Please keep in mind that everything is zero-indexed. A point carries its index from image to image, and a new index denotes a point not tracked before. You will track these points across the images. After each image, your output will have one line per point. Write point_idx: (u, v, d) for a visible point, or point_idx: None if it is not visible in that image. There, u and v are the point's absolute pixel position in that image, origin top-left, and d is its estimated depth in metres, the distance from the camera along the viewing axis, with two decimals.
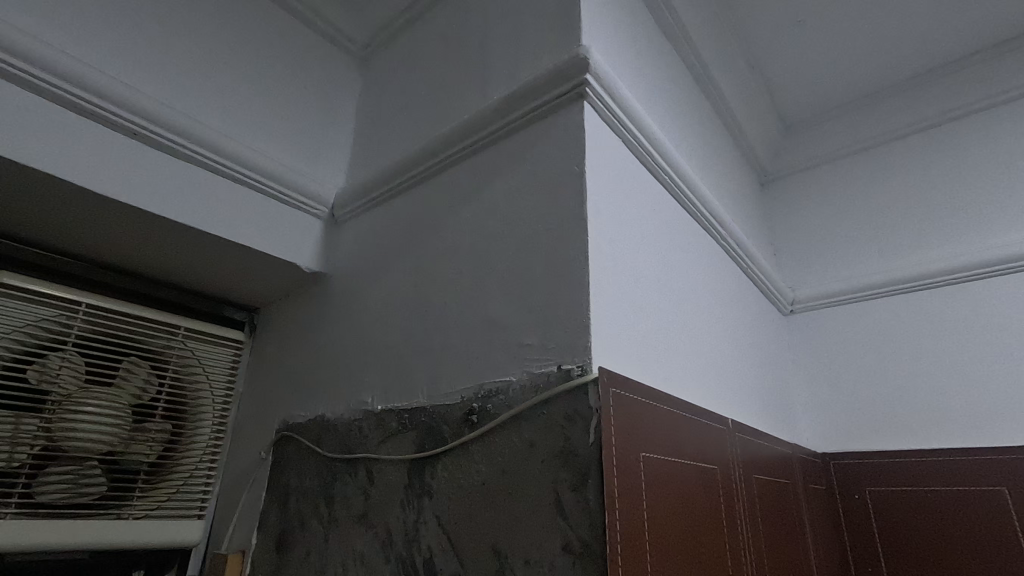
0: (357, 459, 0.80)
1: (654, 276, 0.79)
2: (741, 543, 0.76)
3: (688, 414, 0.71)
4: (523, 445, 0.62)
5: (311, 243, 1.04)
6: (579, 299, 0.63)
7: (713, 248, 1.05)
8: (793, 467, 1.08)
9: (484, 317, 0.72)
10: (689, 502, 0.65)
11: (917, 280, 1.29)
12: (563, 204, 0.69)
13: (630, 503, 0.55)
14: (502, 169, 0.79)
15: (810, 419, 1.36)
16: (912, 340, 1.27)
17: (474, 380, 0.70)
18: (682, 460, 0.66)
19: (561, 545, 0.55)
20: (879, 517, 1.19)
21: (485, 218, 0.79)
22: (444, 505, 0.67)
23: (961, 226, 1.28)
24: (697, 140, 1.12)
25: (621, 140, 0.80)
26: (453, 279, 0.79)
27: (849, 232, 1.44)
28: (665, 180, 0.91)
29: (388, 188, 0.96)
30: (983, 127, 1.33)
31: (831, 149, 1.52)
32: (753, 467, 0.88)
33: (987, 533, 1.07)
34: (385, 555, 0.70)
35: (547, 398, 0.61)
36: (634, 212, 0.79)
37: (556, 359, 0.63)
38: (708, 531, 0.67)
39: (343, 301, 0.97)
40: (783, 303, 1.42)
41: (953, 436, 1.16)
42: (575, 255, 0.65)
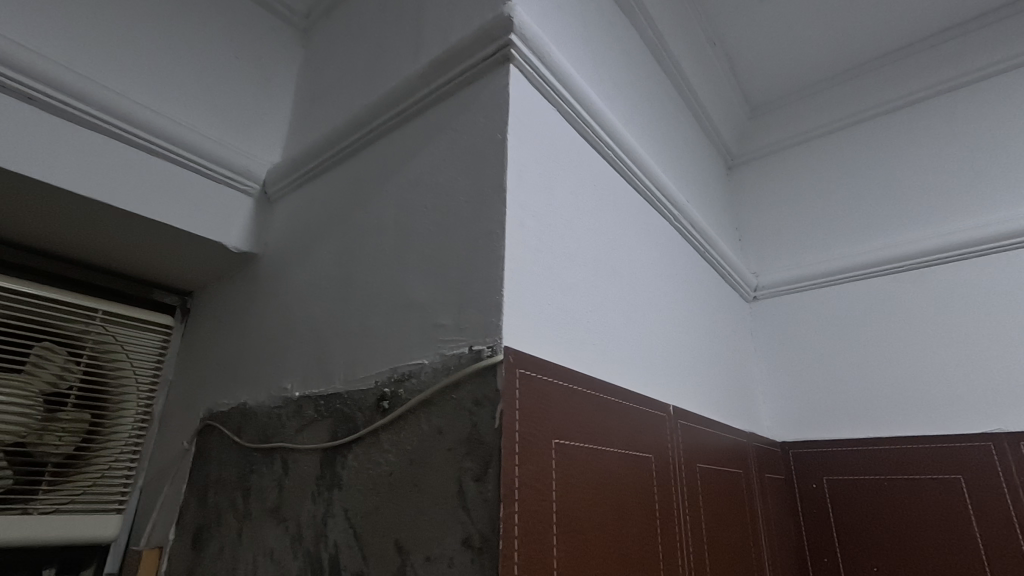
0: (273, 449, 0.75)
1: (592, 255, 0.75)
2: (677, 536, 0.72)
3: (618, 400, 0.66)
4: (431, 433, 0.57)
5: (241, 223, 0.98)
6: (494, 275, 0.58)
7: (666, 230, 1.01)
8: (748, 457, 1.05)
9: (403, 296, 0.67)
10: (612, 493, 0.61)
11: (880, 265, 1.26)
12: (484, 174, 0.64)
13: (536, 494, 0.50)
14: (428, 139, 0.74)
15: (771, 408, 1.33)
16: (873, 328, 1.25)
17: (389, 363, 0.65)
18: (607, 449, 0.62)
19: (461, 540, 0.50)
20: (836, 507, 1.17)
21: (409, 192, 0.73)
22: (353, 498, 0.62)
23: (926, 210, 1.26)
24: (653, 119, 1.08)
25: (556, 110, 0.76)
26: (376, 255, 0.74)
27: (814, 217, 1.41)
28: (610, 156, 0.86)
29: (319, 163, 0.90)
30: (946, 108, 1.31)
31: (798, 132, 1.49)
32: (698, 457, 0.84)
33: (942, 522, 1.05)
34: (294, 551, 0.66)
35: (456, 381, 0.56)
36: (570, 187, 0.74)
37: (468, 340, 0.58)
38: (635, 523, 0.63)
39: (272, 283, 0.92)
40: (746, 290, 1.39)
41: (912, 422, 1.14)
42: (492, 228, 0.61)
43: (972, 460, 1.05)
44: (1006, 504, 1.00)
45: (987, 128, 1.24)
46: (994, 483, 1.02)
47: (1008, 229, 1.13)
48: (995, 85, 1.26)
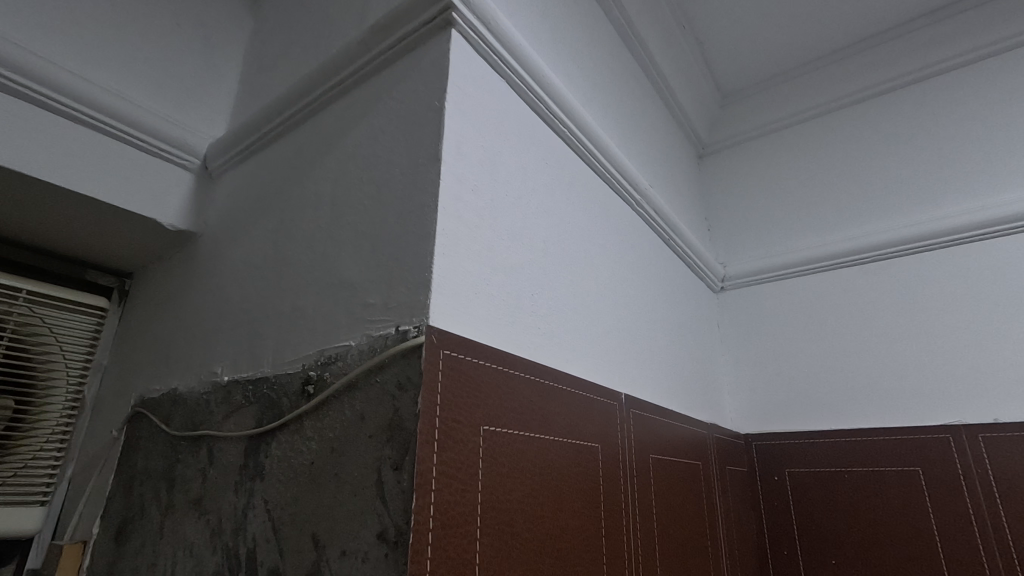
0: (199, 437, 0.71)
1: (540, 236, 0.71)
2: (624, 528, 0.69)
3: (560, 386, 0.63)
4: (354, 419, 0.53)
5: (179, 199, 0.93)
6: (425, 250, 0.54)
7: (627, 215, 0.98)
8: (707, 449, 1.03)
9: (335, 274, 0.63)
10: (549, 482, 0.57)
11: (847, 256, 1.25)
12: (421, 144, 0.60)
13: (458, 484, 0.47)
14: (368, 110, 0.70)
15: (736, 400, 1.31)
16: (838, 319, 1.24)
17: (317, 345, 0.61)
18: (545, 437, 0.58)
19: (377, 533, 0.46)
20: (796, 499, 1.15)
21: (347, 165, 0.69)
22: (274, 489, 0.58)
23: (893, 201, 1.25)
24: (617, 101, 1.05)
25: (504, 82, 0.72)
26: (311, 231, 0.70)
27: (782, 208, 1.40)
28: (566, 135, 0.83)
29: (259, 136, 0.85)
30: (914, 98, 1.30)
31: (768, 121, 1.47)
32: (651, 447, 0.82)
33: (900, 514, 1.04)
34: (213, 546, 0.61)
35: (381, 364, 0.52)
36: (518, 163, 0.70)
37: (395, 319, 0.54)
38: (575, 515, 0.60)
39: (209, 263, 0.87)
40: (713, 280, 1.37)
41: (874, 414, 1.13)
42: (425, 201, 0.57)
43: (931, 451, 1.04)
44: (962, 495, 0.99)
45: (954, 118, 1.23)
46: (952, 473, 1.01)
47: (972, 220, 1.12)
48: (963, 76, 1.25)
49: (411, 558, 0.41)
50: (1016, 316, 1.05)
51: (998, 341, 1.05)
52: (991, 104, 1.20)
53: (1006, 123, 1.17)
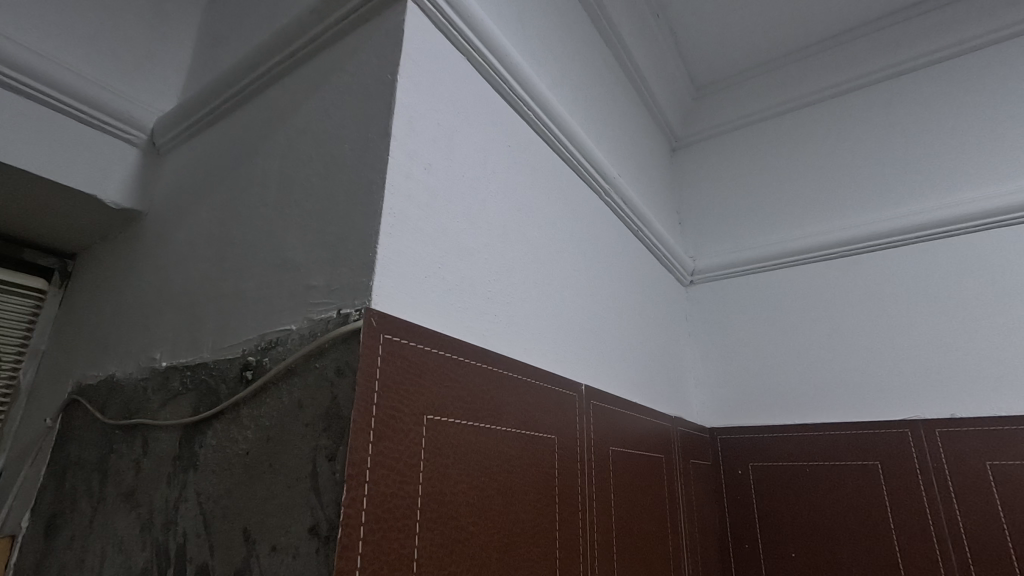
0: (135, 426, 0.67)
1: (499, 220, 0.69)
2: (580, 522, 0.68)
3: (515, 376, 0.61)
4: (291, 406, 0.50)
5: (124, 176, 0.88)
6: (371, 229, 0.51)
7: (594, 204, 0.97)
8: (671, 443, 1.02)
9: (279, 255, 0.60)
10: (498, 474, 0.55)
11: (813, 251, 1.25)
12: (372, 120, 0.57)
13: (396, 475, 0.44)
14: (320, 84, 0.66)
15: (701, 394, 1.31)
16: (804, 314, 1.24)
17: (257, 330, 0.58)
18: (496, 428, 0.56)
19: (308, 528, 0.43)
20: (758, 493, 1.15)
21: (297, 142, 0.65)
22: (207, 481, 0.54)
23: (859, 198, 1.26)
24: (587, 87, 1.03)
25: (465, 60, 0.69)
26: (257, 210, 0.66)
27: (752, 203, 1.40)
28: (531, 118, 0.81)
29: (209, 111, 0.81)
30: (881, 97, 1.31)
31: (740, 115, 1.47)
32: (611, 439, 0.80)
33: (859, 508, 1.05)
34: (143, 541, 0.58)
35: (321, 348, 0.49)
36: (477, 145, 0.68)
37: (337, 302, 0.51)
38: (526, 508, 0.58)
39: (153, 244, 0.82)
40: (682, 273, 1.36)
41: (836, 408, 1.14)
42: (372, 179, 0.54)
43: (890, 446, 1.05)
44: (918, 489, 1.01)
45: (920, 117, 1.25)
46: (909, 468, 1.03)
47: (934, 219, 1.14)
48: (929, 76, 1.27)
49: (338, 554, 0.38)
50: (973, 313, 1.07)
51: (955, 337, 1.07)
52: (954, 103, 1.22)
53: (968, 124, 1.19)
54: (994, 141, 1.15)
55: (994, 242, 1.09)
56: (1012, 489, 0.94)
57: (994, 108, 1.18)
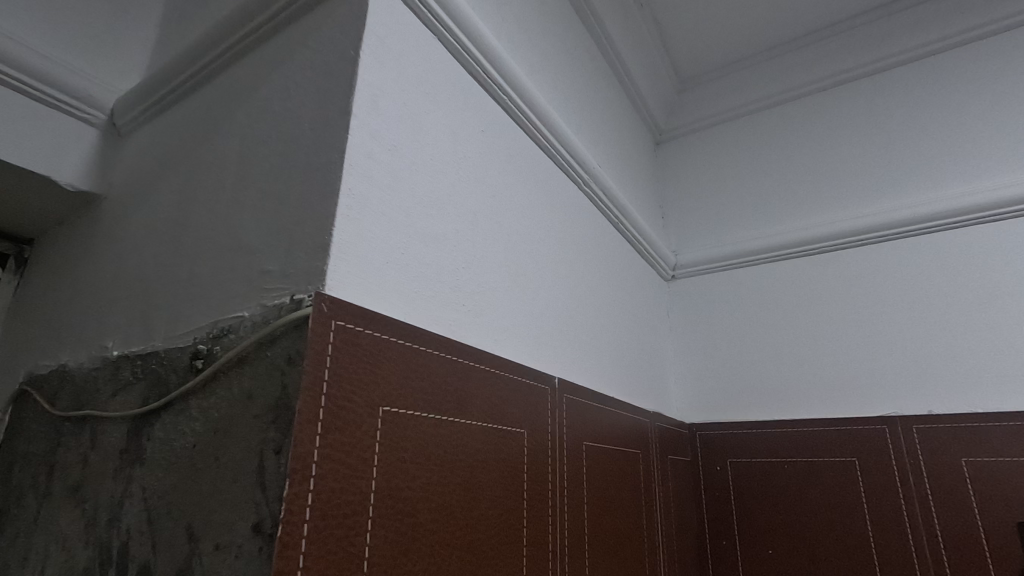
0: (84, 418, 0.63)
1: (469, 207, 0.67)
2: (550, 518, 0.66)
3: (481, 368, 0.59)
4: (240, 397, 0.47)
5: (81, 157, 0.84)
6: (327, 210, 0.49)
7: (573, 194, 0.94)
8: (648, 438, 1.00)
9: (235, 238, 0.57)
10: (461, 469, 0.53)
11: (795, 246, 1.25)
12: (332, 97, 0.54)
13: (347, 469, 0.41)
14: (283, 61, 0.63)
15: (682, 389, 1.30)
16: (785, 309, 1.23)
17: (210, 317, 0.55)
18: (459, 421, 0.54)
19: (252, 525, 0.41)
20: (737, 490, 1.14)
21: (257, 121, 0.62)
22: (154, 475, 0.51)
23: (841, 193, 1.25)
24: (567, 75, 1.00)
25: (435, 39, 0.67)
26: (214, 192, 0.63)
27: (735, 197, 1.39)
28: (506, 103, 0.78)
29: (170, 90, 0.77)
30: (864, 92, 1.31)
31: (724, 109, 1.46)
32: (585, 434, 0.78)
33: (836, 505, 1.04)
34: (86, 539, 0.55)
35: (272, 336, 0.47)
36: (447, 128, 0.65)
37: (291, 288, 0.48)
38: (491, 504, 0.56)
39: (110, 228, 0.78)
40: (664, 268, 1.35)
41: (815, 404, 1.14)
42: (331, 159, 0.51)
43: (868, 442, 1.04)
44: (894, 485, 1.00)
45: (902, 114, 1.24)
46: (886, 465, 1.02)
47: (914, 215, 1.14)
48: (911, 72, 1.27)
49: (278, 553, 0.36)
50: (951, 310, 1.07)
51: (933, 334, 1.07)
52: (936, 100, 1.22)
53: (949, 121, 1.19)
54: (973, 138, 1.16)
55: (971, 240, 1.09)
56: (987, 486, 0.94)
57: (974, 105, 1.18)
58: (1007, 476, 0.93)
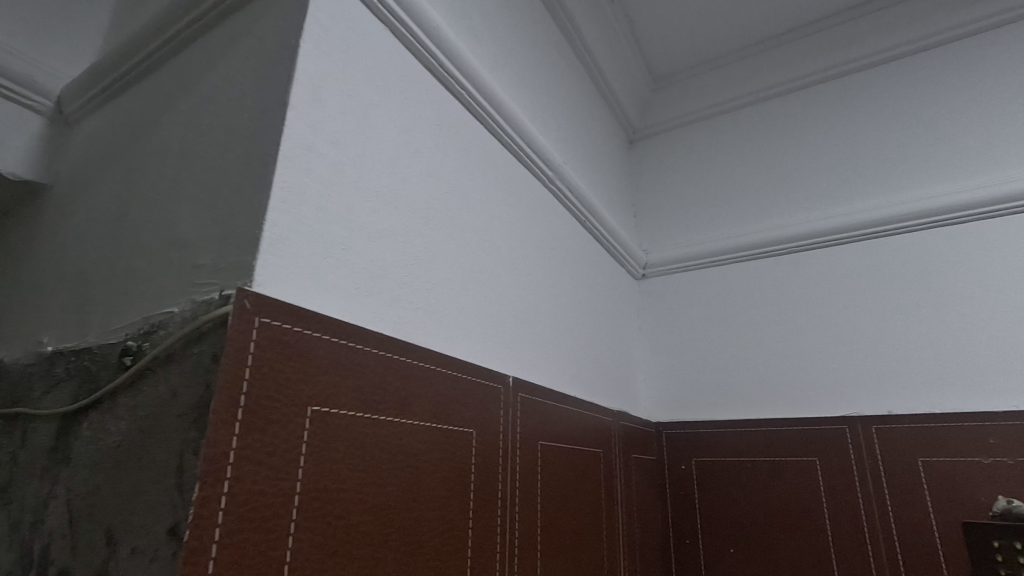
0: (15, 415, 0.61)
1: (421, 203, 0.65)
2: (499, 519, 0.65)
3: (426, 367, 0.58)
4: (166, 395, 0.46)
5: (25, 145, 0.81)
6: (259, 203, 0.47)
7: (537, 191, 0.94)
8: (611, 437, 1.00)
9: (171, 231, 0.55)
10: (399, 470, 0.52)
11: (763, 247, 1.25)
12: (272, 87, 0.53)
13: (267, 471, 0.40)
14: (227, 49, 0.61)
15: (650, 388, 1.30)
16: (753, 310, 1.24)
17: (142, 312, 0.53)
18: (400, 421, 0.53)
19: (166, 529, 0.39)
20: (701, 489, 1.15)
21: (200, 110, 0.60)
22: (79, 475, 0.50)
23: (810, 195, 1.26)
24: (534, 71, 0.99)
25: (387, 30, 0.65)
26: (155, 183, 0.61)
27: (706, 197, 1.39)
28: (465, 98, 0.77)
29: (117, 76, 0.75)
30: (834, 94, 1.31)
31: (697, 109, 1.46)
32: (542, 434, 0.78)
33: (797, 505, 1.05)
34: (10, 541, 0.53)
35: (199, 332, 0.45)
36: (397, 121, 0.64)
37: (221, 284, 0.47)
38: (433, 505, 0.55)
39: (53, 219, 0.76)
40: (634, 266, 1.35)
41: (779, 404, 1.15)
42: (266, 151, 0.49)
43: (830, 442, 1.05)
44: (853, 485, 1.01)
45: (871, 116, 1.25)
46: (846, 465, 1.03)
47: (878, 217, 1.15)
48: (879, 75, 1.28)
49: (184, 559, 0.34)
50: (913, 312, 1.09)
51: (895, 336, 1.09)
52: (903, 103, 1.23)
53: (916, 124, 1.20)
54: (937, 142, 1.17)
55: (933, 243, 1.11)
56: (942, 486, 0.95)
57: (939, 110, 1.19)
58: (961, 476, 0.94)
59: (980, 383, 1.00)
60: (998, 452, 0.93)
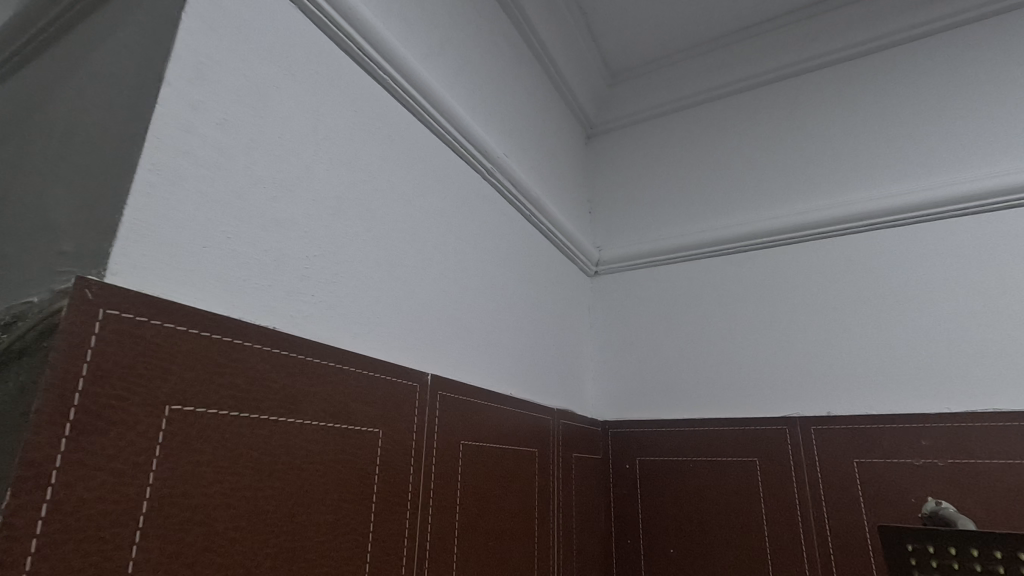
0: None
1: (330, 192, 0.62)
2: (407, 521, 0.63)
3: (323, 364, 0.55)
4: (11, 393, 0.42)
5: None
6: (122, 187, 0.44)
7: (474, 184, 0.91)
8: (550, 436, 0.98)
9: (43, 216, 0.51)
10: (282, 471, 0.49)
11: (712, 246, 1.25)
12: (149, 63, 0.49)
13: (107, 475, 0.37)
14: (116, 23, 0.57)
15: (598, 386, 1.29)
16: (701, 308, 1.23)
17: (5, 302, 0.49)
18: (285, 421, 0.50)
19: None
20: (644, 488, 1.14)
21: (87, 88, 0.56)
22: None
23: (761, 194, 1.26)
24: (476, 60, 0.97)
25: (294, 9, 0.62)
26: (36, 164, 0.57)
27: (660, 194, 1.38)
28: (388, 83, 0.74)
29: (11, 50, 0.70)
30: (788, 93, 1.30)
31: (654, 105, 1.44)
32: (465, 432, 0.76)
33: (736, 505, 1.05)
34: None
35: (47, 325, 0.41)
36: (304, 106, 0.61)
37: (78, 273, 0.43)
38: (324, 508, 0.52)
39: None
40: (585, 263, 1.33)
41: (723, 404, 1.14)
42: (135, 131, 0.46)
43: (769, 442, 1.05)
44: (791, 485, 1.01)
45: (823, 116, 1.25)
46: (784, 465, 1.03)
47: (825, 218, 1.15)
48: (833, 74, 1.27)
49: None
50: (855, 313, 1.09)
51: (838, 336, 1.09)
52: (854, 104, 1.22)
53: (866, 125, 1.20)
54: (886, 144, 1.17)
55: (877, 245, 1.11)
56: (876, 486, 0.95)
57: (889, 112, 1.19)
58: (895, 477, 0.95)
59: (916, 385, 1.00)
60: (929, 453, 0.94)
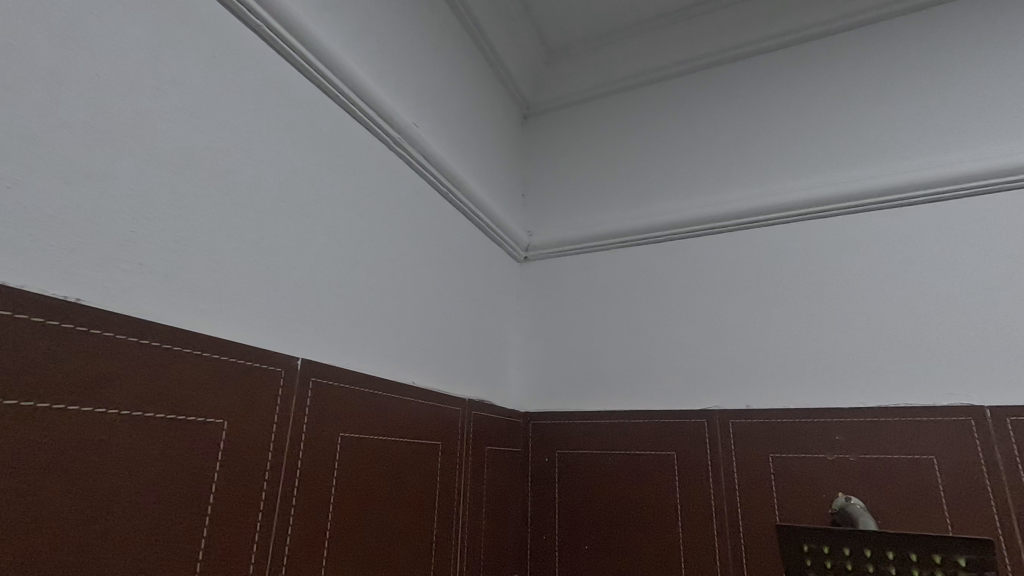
0: None
1: (174, 147, 0.54)
2: (260, 523, 0.55)
3: (139, 344, 0.47)
4: None
5: None
6: None
7: (376, 154, 0.83)
8: (457, 428, 0.92)
9: None
10: (71, 468, 0.41)
11: (642, 233, 1.21)
12: None
13: None
14: None
15: (523, 377, 1.23)
16: (629, 298, 1.19)
17: None
18: (77, 410, 0.42)
19: None
20: (562, 482, 1.10)
21: None
22: None
23: (693, 181, 1.22)
24: (385, 21, 0.88)
25: None
26: None
27: (594, 179, 1.33)
28: (261, 30, 0.65)
29: None
30: (724, 78, 1.26)
31: (591, 86, 1.38)
32: (348, 424, 0.69)
33: (651, 500, 1.02)
34: None
35: None
36: (139, 43, 0.52)
37: None
38: (135, 509, 0.45)
39: None
40: (514, 249, 1.27)
41: (646, 396, 1.10)
42: None
43: (687, 436, 1.02)
44: (706, 480, 0.98)
45: (758, 104, 1.21)
46: (700, 459, 1.00)
47: (753, 208, 1.12)
48: (769, 60, 1.23)
49: None
50: (779, 306, 1.06)
51: (762, 328, 1.06)
52: (789, 92, 1.19)
53: (799, 114, 1.17)
54: (817, 134, 1.14)
55: (804, 236, 1.08)
56: (790, 483, 0.93)
57: (822, 101, 1.16)
58: (809, 473, 0.93)
59: (835, 381, 0.98)
60: (842, 448, 0.92)
